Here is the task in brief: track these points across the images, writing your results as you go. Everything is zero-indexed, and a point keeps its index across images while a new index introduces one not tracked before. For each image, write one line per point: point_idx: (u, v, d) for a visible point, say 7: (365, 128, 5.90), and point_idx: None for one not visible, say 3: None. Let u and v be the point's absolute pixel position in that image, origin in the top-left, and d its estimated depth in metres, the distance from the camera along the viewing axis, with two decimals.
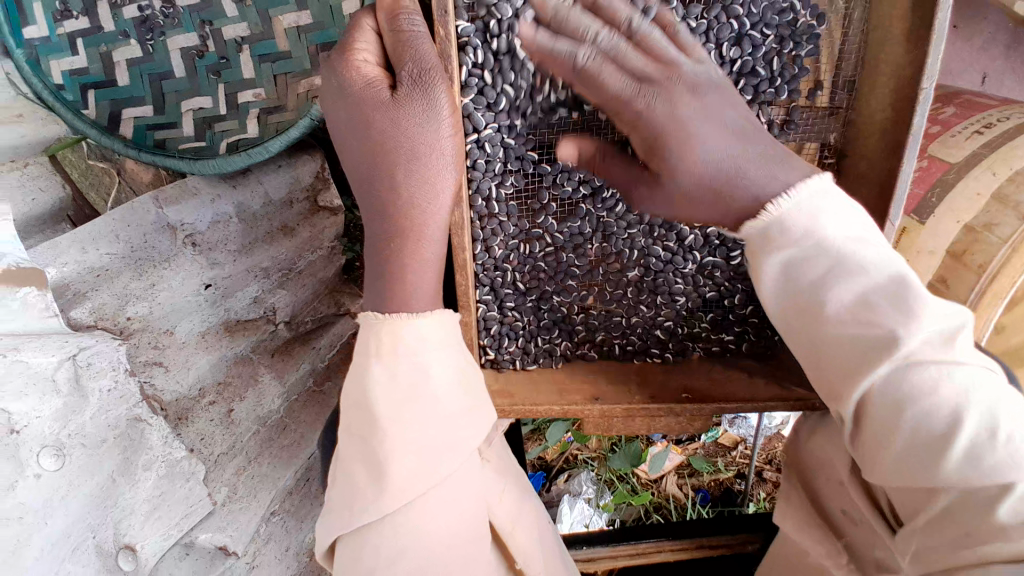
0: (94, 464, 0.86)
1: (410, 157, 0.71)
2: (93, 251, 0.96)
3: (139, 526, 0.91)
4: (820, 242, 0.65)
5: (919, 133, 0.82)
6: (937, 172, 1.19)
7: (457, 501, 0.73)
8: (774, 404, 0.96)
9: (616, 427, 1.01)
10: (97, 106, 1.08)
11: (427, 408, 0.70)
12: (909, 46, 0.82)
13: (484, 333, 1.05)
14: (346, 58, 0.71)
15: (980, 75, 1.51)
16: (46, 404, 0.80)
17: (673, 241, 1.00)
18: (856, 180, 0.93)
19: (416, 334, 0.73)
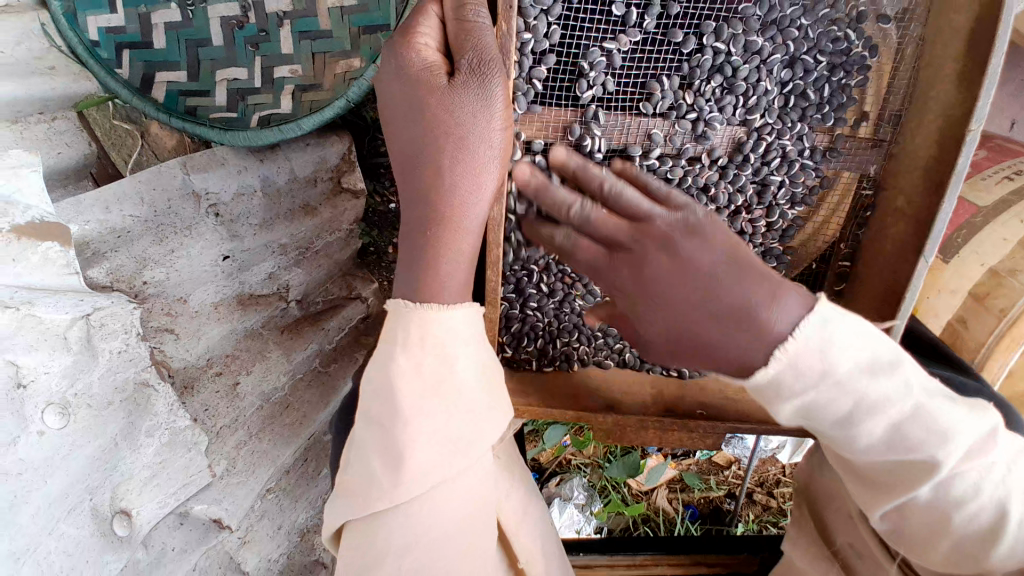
0: (98, 425, 0.85)
1: (459, 145, 0.71)
2: (116, 212, 0.95)
3: (137, 492, 0.90)
4: (837, 382, 0.64)
5: (963, 173, 0.82)
6: (965, 214, 1.27)
7: (468, 496, 0.74)
8: (786, 429, 0.98)
9: (628, 437, 1.00)
10: (131, 67, 1.06)
11: (451, 401, 0.71)
12: (962, 86, 0.82)
13: (505, 330, 1.06)
14: (406, 40, 0.72)
15: (1009, 121, 1.50)
16: (56, 360, 0.80)
17: None
18: (893, 214, 0.93)
19: (445, 328, 0.72)
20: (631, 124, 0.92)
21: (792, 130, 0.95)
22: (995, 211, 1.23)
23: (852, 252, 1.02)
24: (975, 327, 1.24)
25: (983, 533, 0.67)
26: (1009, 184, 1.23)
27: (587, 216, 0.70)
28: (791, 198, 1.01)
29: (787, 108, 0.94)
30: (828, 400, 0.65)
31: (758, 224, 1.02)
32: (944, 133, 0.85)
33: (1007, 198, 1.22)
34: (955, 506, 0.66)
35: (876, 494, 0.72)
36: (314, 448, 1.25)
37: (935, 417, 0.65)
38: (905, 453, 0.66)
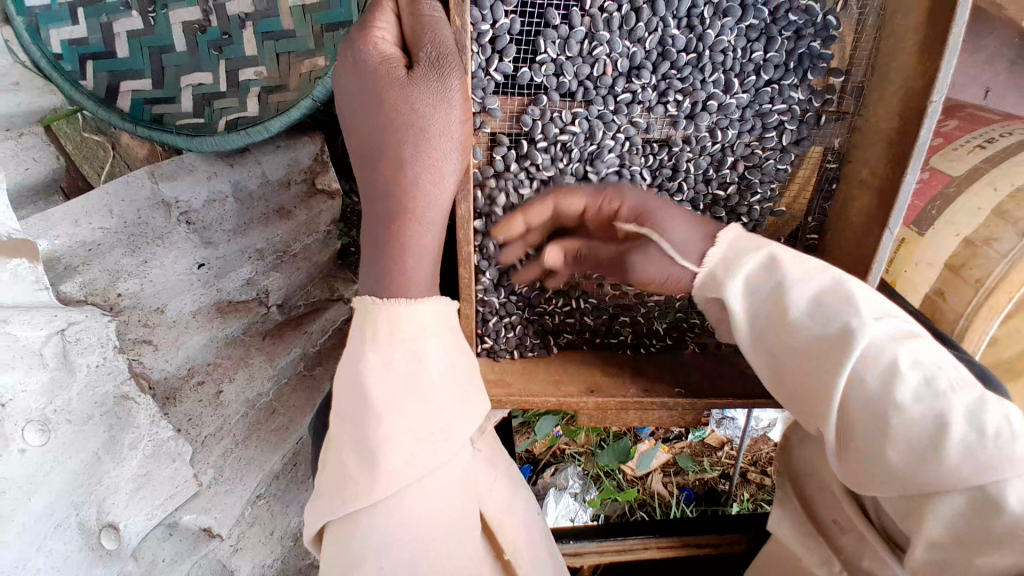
0: (79, 440, 0.85)
1: (418, 136, 0.70)
2: (85, 225, 0.95)
3: (123, 505, 0.89)
4: (772, 266, 0.74)
5: (924, 148, 0.82)
6: (939, 185, 1.26)
7: (444, 488, 0.73)
8: (763, 401, 0.98)
9: (610, 417, 1.04)
10: (95, 78, 1.04)
11: (422, 396, 0.70)
12: (924, 58, 0.81)
13: (483, 324, 1.05)
14: (364, 32, 0.71)
15: (982, 89, 1.43)
16: (33, 378, 0.79)
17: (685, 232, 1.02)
18: (858, 184, 0.93)
19: (413, 321, 0.72)
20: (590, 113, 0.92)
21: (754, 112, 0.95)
22: (970, 178, 1.22)
23: (817, 226, 1.02)
24: (956, 298, 1.22)
25: (929, 440, 0.62)
26: (983, 151, 1.22)
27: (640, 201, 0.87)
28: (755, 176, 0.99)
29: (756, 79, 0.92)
30: (787, 264, 0.73)
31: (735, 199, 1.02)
32: (906, 108, 0.84)
33: (979, 165, 1.21)
34: (898, 385, 0.64)
35: (807, 412, 0.72)
36: (303, 452, 1.24)
37: (851, 300, 0.69)
38: (826, 321, 0.69)
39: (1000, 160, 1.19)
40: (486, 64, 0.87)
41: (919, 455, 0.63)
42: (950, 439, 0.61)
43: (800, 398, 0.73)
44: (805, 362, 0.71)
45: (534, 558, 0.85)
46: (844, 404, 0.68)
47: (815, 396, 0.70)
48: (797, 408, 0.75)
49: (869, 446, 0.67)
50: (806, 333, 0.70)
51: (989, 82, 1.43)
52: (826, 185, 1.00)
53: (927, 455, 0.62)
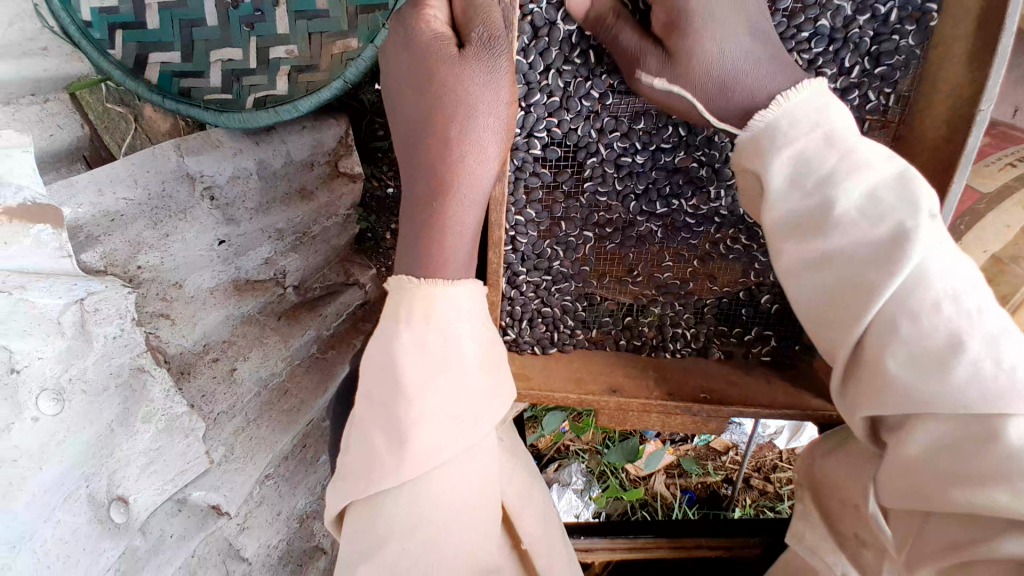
0: (94, 410, 0.85)
1: (465, 114, 0.69)
2: (110, 194, 0.93)
3: (134, 479, 0.89)
4: (830, 135, 0.71)
5: (970, 158, 0.78)
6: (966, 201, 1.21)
7: (471, 475, 0.72)
8: (789, 412, 0.98)
9: (630, 419, 1.02)
10: (124, 48, 1.03)
11: (456, 375, 0.69)
12: (971, 67, 0.76)
13: (506, 315, 1.02)
14: (418, 12, 0.71)
15: (1011, 108, 1.38)
16: (50, 346, 0.79)
17: (723, 237, 0.98)
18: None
19: (449, 305, 0.71)
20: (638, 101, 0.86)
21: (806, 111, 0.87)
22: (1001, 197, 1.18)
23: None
24: None
25: (934, 358, 0.64)
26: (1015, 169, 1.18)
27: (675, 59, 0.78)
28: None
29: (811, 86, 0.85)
30: (816, 149, 0.71)
31: None
32: (949, 118, 0.80)
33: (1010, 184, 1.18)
34: (938, 296, 0.64)
35: (835, 328, 0.71)
36: (312, 435, 1.24)
37: (878, 195, 0.68)
38: (873, 221, 0.67)
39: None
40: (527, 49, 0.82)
41: (922, 371, 0.64)
42: (958, 357, 0.63)
43: (828, 308, 0.71)
44: (841, 266, 0.69)
45: (552, 549, 0.85)
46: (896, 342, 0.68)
47: (844, 302, 0.69)
48: (823, 315, 0.72)
49: (879, 361, 0.68)
50: (846, 227, 0.68)
51: (1018, 101, 1.38)
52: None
53: (937, 371, 0.64)
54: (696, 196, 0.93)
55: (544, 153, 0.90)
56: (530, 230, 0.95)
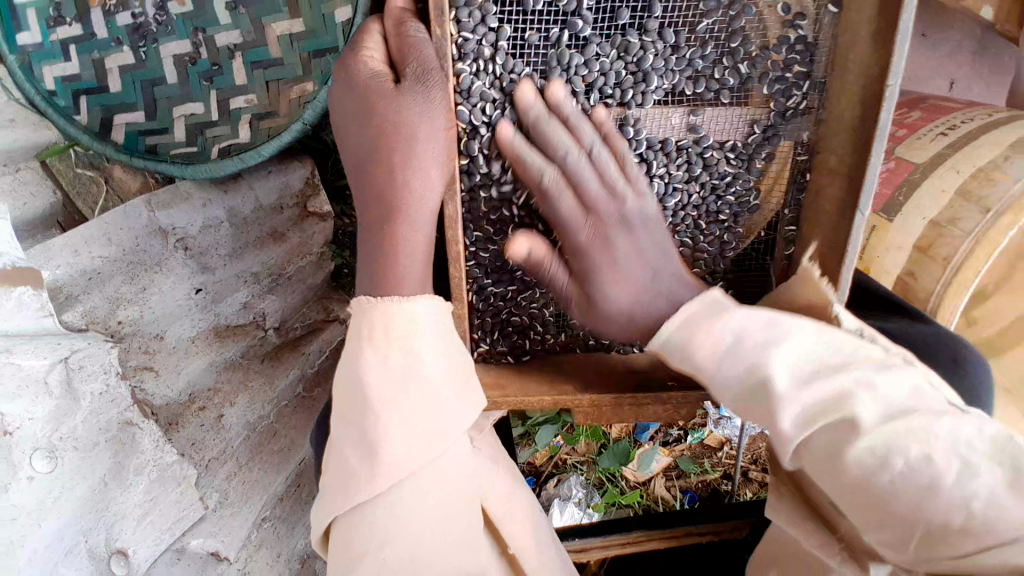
0: (87, 467, 0.86)
1: (404, 140, 0.74)
2: (85, 254, 0.96)
3: (132, 531, 0.91)
4: (677, 337, 0.75)
5: (885, 132, 0.70)
6: (903, 172, 1.05)
7: (448, 485, 0.74)
8: None
9: (607, 416, 0.92)
10: (89, 113, 1.07)
11: (419, 389, 0.71)
12: (876, 39, 0.70)
13: (476, 328, 0.97)
14: (355, 54, 0.77)
15: (947, 82, 1.43)
16: (40, 406, 0.80)
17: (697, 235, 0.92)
18: (827, 175, 0.80)
19: (407, 318, 0.74)
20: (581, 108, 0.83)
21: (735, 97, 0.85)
22: (932, 166, 1.02)
23: (795, 218, 0.88)
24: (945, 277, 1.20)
25: (937, 497, 0.58)
26: (945, 139, 1.03)
27: (571, 164, 0.79)
28: (743, 164, 0.87)
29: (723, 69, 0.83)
30: (680, 340, 0.74)
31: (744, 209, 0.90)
32: (863, 92, 0.73)
33: (943, 151, 1.02)
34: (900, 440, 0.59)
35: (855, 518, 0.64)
36: (306, 473, 1.24)
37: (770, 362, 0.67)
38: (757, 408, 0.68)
39: (963, 144, 1.00)
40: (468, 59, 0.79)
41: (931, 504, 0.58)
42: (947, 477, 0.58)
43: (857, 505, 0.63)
44: (831, 467, 0.63)
45: (541, 551, 0.87)
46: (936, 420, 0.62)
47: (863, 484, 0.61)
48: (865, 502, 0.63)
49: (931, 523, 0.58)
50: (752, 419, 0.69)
51: (953, 74, 1.43)
52: (799, 179, 0.86)
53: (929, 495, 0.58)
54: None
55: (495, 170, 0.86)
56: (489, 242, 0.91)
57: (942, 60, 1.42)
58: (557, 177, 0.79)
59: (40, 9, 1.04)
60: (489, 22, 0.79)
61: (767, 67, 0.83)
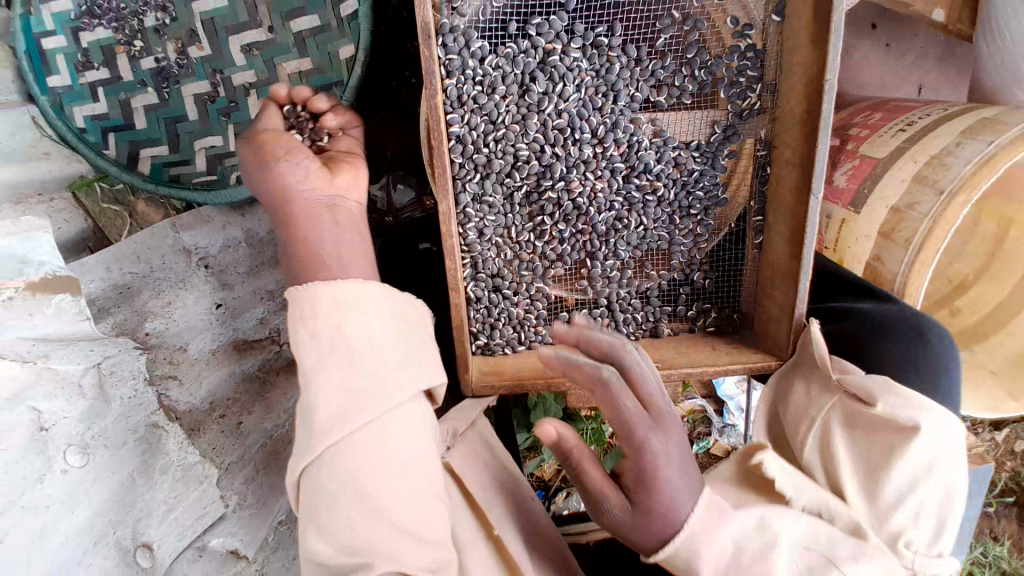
0: (116, 464, 0.93)
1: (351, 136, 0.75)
2: (116, 270, 1.09)
3: (156, 526, 0.97)
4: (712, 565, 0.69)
5: (829, 119, 0.77)
6: (865, 169, 1.07)
7: (399, 453, 0.69)
8: (736, 368, 0.92)
9: (599, 398, 0.94)
10: (116, 148, 1.18)
11: (350, 359, 0.69)
12: (815, 48, 0.77)
13: (474, 318, 0.99)
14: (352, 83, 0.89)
15: (916, 87, 1.50)
16: (74, 405, 0.88)
17: (676, 229, 0.98)
18: (788, 163, 0.86)
19: (336, 292, 0.72)
20: (560, 116, 0.91)
21: (694, 102, 0.95)
22: (894, 158, 1.04)
23: (761, 208, 0.94)
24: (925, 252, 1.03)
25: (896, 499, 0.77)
26: (903, 134, 1.05)
27: (625, 368, 0.75)
28: (709, 161, 0.95)
29: (683, 76, 0.92)
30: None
31: (715, 204, 0.97)
32: (810, 91, 0.79)
33: (901, 146, 1.04)
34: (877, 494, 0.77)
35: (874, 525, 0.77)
36: None
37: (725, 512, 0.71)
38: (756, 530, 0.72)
39: (921, 137, 1.02)
40: (460, 70, 0.87)
41: (896, 507, 0.76)
42: (902, 492, 0.77)
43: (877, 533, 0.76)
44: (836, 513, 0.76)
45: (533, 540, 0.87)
46: (887, 477, 0.78)
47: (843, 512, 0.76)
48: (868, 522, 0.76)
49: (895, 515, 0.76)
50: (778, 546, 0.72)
51: (922, 79, 1.50)
52: (760, 172, 0.94)
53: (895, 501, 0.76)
54: (617, 194, 0.95)
55: (487, 170, 0.92)
56: (485, 234, 0.95)
57: (912, 66, 1.50)
58: (615, 372, 0.73)
59: (69, 54, 1.14)
60: (471, 47, 0.87)
61: (723, 72, 0.92)
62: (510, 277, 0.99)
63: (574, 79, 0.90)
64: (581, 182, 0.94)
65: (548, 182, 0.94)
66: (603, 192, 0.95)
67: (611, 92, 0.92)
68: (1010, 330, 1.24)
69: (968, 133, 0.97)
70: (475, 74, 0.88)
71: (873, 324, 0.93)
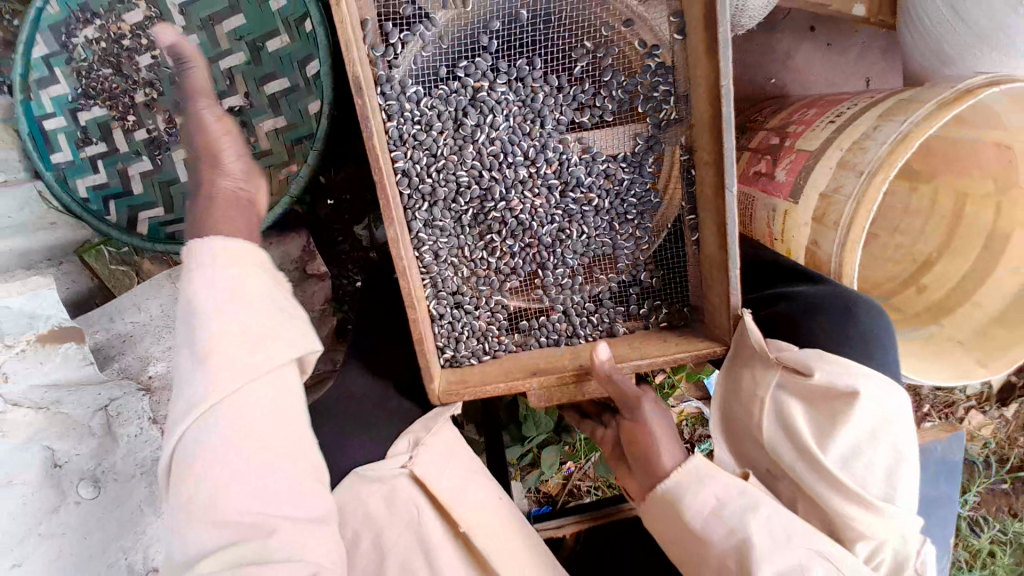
0: (125, 494, 1.03)
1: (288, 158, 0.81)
2: (120, 320, 1.19)
3: (163, 552, 1.04)
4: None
5: (730, 118, 0.86)
6: (800, 162, 1.13)
7: (275, 423, 0.74)
8: (682, 356, 0.96)
9: (557, 399, 0.99)
10: (117, 213, 1.29)
11: (248, 331, 0.73)
12: (709, 55, 0.86)
13: (439, 333, 1.08)
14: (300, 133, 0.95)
15: (864, 79, 1.55)
16: (85, 443, 1.00)
17: (614, 234, 1.09)
18: (706, 161, 0.94)
19: (223, 258, 0.77)
20: (495, 143, 1.03)
21: (616, 118, 1.06)
22: (824, 149, 1.09)
23: (692, 208, 1.02)
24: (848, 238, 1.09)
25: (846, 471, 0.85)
26: (830, 127, 1.11)
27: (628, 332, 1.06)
28: (636, 170, 1.06)
29: (601, 98, 1.04)
30: None
31: (647, 209, 1.07)
32: (712, 97, 0.88)
33: (831, 136, 1.09)
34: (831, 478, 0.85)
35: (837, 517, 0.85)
36: None
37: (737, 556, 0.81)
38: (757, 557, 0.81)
39: (845, 127, 1.08)
40: (398, 111, 1.00)
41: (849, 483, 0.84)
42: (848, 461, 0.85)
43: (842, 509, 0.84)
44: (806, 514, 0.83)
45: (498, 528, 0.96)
46: (834, 443, 0.86)
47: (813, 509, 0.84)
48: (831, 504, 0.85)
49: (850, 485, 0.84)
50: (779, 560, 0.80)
51: (868, 71, 1.56)
52: (686, 174, 1.02)
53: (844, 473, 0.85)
54: (557, 208, 1.06)
55: (435, 196, 1.04)
56: (439, 256, 1.06)
57: (858, 60, 1.55)
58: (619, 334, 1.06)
59: (69, 133, 1.26)
60: (407, 93, 1.00)
61: (638, 89, 1.03)
62: (468, 292, 1.09)
63: (502, 109, 1.03)
64: (521, 198, 1.05)
65: (491, 201, 1.05)
66: (544, 205, 1.06)
67: (539, 117, 1.04)
68: (977, 301, 1.27)
69: (886, 115, 1.02)
70: (413, 113, 1.01)
71: (806, 302, 1.03)
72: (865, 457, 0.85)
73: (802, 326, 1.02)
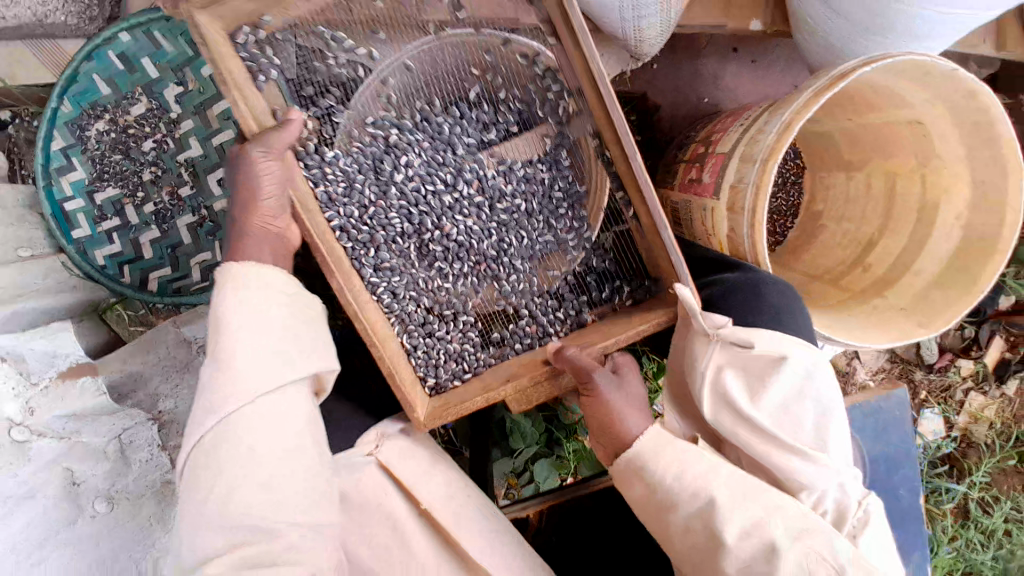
0: (134, 510, 1.17)
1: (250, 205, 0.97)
2: (133, 360, 1.35)
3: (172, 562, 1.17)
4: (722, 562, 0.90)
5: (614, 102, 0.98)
6: (718, 163, 1.28)
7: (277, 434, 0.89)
8: (644, 330, 1.06)
9: (535, 396, 1.10)
10: (130, 275, 1.49)
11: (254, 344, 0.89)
12: (583, 60, 1.00)
13: (417, 364, 1.19)
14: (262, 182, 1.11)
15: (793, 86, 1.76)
16: (99, 466, 1.14)
17: (552, 230, 1.25)
18: (613, 153, 1.07)
19: (247, 283, 0.92)
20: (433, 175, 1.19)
21: (520, 127, 1.24)
22: (734, 148, 1.23)
23: (618, 192, 1.14)
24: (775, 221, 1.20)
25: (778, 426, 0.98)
26: (739, 130, 1.26)
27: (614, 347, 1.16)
28: (552, 167, 1.24)
29: (501, 114, 1.23)
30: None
31: (576, 198, 1.24)
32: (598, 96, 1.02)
33: (738, 137, 1.24)
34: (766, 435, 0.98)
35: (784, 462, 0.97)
36: None
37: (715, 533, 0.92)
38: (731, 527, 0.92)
39: (748, 128, 1.23)
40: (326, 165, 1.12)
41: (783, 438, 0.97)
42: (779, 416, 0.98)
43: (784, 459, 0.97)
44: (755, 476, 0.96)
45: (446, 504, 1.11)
46: (765, 397, 0.98)
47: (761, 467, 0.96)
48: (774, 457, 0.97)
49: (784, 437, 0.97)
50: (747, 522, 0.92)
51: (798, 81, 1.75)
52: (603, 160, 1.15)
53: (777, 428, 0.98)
54: (490, 222, 1.23)
55: (384, 236, 1.18)
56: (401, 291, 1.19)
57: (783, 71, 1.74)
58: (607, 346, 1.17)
59: (87, 212, 1.47)
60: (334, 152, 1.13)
61: (533, 98, 1.22)
62: (435, 321, 1.21)
63: (425, 143, 1.19)
64: (464, 218, 1.21)
65: (438, 224, 1.21)
66: (484, 221, 1.22)
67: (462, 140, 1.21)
68: (914, 270, 1.35)
69: (776, 108, 1.16)
70: (348, 168, 1.15)
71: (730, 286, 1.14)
72: (790, 407, 0.98)
73: (720, 307, 1.14)
